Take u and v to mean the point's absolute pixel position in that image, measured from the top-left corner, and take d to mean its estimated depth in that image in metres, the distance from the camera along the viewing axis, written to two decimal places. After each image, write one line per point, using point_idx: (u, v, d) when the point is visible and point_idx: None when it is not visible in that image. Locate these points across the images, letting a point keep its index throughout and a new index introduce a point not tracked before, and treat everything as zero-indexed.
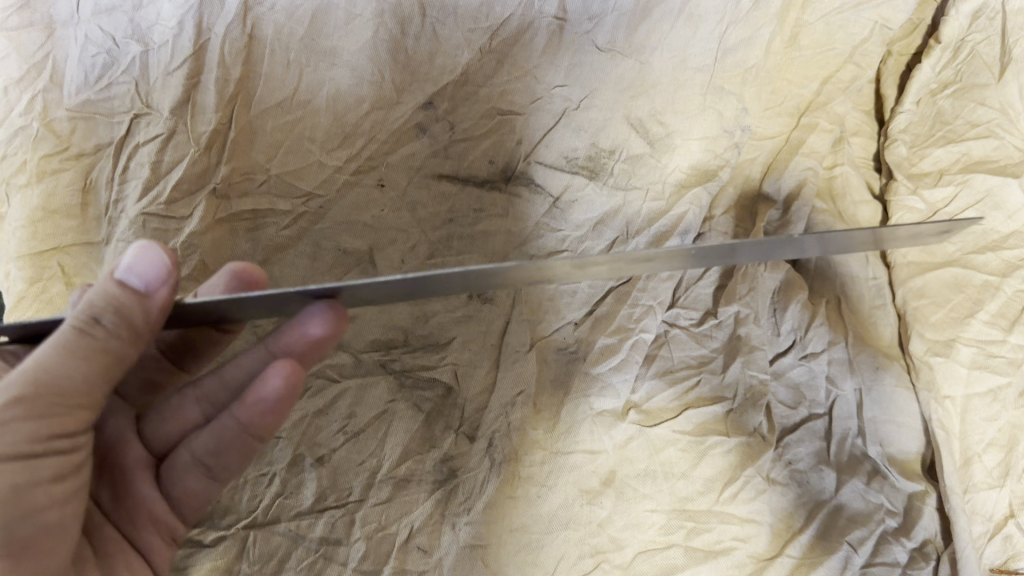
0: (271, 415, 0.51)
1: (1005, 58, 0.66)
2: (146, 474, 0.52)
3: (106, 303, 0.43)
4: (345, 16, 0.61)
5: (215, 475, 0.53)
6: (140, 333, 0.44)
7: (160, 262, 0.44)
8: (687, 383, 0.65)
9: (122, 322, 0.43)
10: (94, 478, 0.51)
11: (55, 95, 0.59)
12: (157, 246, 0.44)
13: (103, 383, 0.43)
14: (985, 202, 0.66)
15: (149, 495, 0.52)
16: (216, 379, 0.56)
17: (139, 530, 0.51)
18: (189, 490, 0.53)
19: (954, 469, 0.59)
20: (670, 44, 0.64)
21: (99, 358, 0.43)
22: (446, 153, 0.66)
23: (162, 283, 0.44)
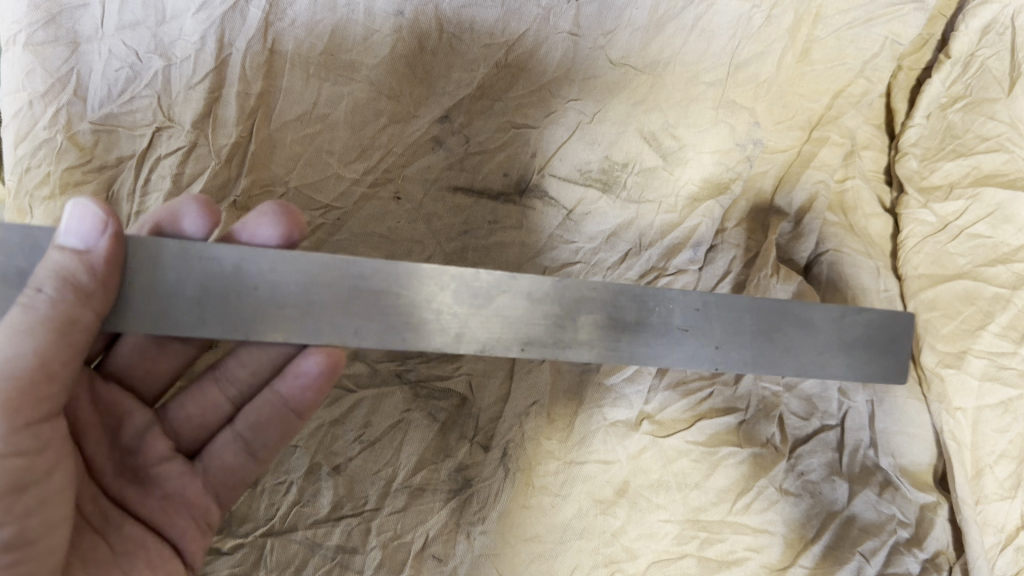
0: (311, 391, 0.53)
1: (1014, 72, 0.68)
2: (174, 463, 0.53)
3: (49, 269, 0.41)
4: (364, 31, 0.62)
5: (253, 452, 0.55)
6: (88, 290, 0.42)
7: (95, 216, 0.41)
8: (700, 394, 0.65)
9: (65, 284, 0.41)
10: (113, 477, 0.51)
11: (79, 108, 0.59)
12: (90, 202, 0.41)
13: (58, 358, 0.41)
14: (994, 216, 0.67)
15: (180, 483, 0.53)
16: (235, 358, 0.55)
17: (172, 516, 0.52)
18: (224, 466, 0.55)
19: (965, 479, 0.61)
20: (684, 58, 0.65)
21: (46, 329, 0.41)
22: (461, 166, 0.66)
23: (101, 236, 0.42)
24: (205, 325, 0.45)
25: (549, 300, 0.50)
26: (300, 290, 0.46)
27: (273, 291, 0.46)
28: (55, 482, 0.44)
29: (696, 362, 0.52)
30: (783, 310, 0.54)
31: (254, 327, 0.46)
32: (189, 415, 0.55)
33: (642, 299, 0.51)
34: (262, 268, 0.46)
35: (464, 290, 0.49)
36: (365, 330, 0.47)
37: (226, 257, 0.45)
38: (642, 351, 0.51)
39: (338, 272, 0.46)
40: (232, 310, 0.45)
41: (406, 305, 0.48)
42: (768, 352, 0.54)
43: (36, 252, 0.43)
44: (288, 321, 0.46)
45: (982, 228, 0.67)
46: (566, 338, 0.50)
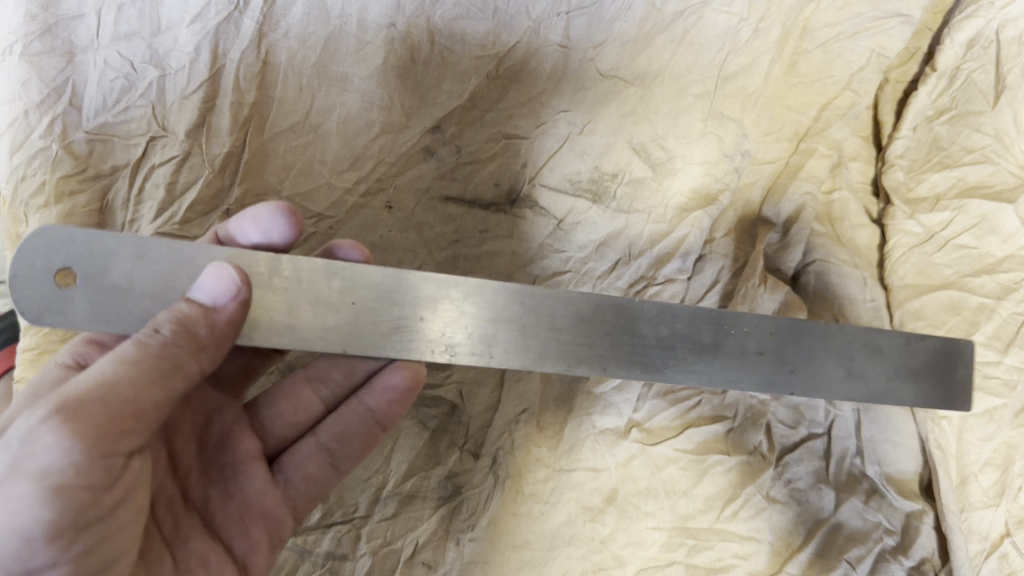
0: (397, 406, 0.54)
1: (999, 85, 0.69)
2: (258, 469, 0.54)
3: (171, 314, 0.41)
4: (356, 43, 0.63)
5: (337, 463, 0.56)
6: (202, 346, 0.42)
7: (231, 282, 0.43)
8: (688, 403, 0.64)
9: (183, 331, 0.41)
10: (198, 480, 0.52)
11: (74, 117, 0.60)
12: (230, 266, 0.43)
13: (151, 399, 0.40)
14: (980, 227, 0.68)
15: (259, 491, 0.54)
16: (327, 358, 0.57)
17: (248, 526, 0.53)
18: (306, 476, 0.56)
19: (950, 487, 0.61)
20: (672, 71, 0.66)
21: (153, 367, 0.40)
22: (452, 175, 0.67)
23: (231, 300, 0.43)
24: (297, 334, 0.46)
25: (631, 321, 0.51)
26: (393, 302, 0.48)
27: (368, 303, 0.48)
28: (118, 519, 0.42)
29: (772, 386, 0.53)
30: (851, 337, 0.55)
31: (351, 339, 0.47)
32: (282, 414, 0.57)
33: (717, 321, 0.53)
34: (358, 280, 0.48)
35: (549, 306, 0.50)
36: (457, 343, 0.49)
37: (317, 266, 0.47)
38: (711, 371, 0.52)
39: (428, 284, 0.49)
40: (326, 319, 0.47)
41: (493, 319, 0.49)
42: (844, 378, 0.54)
43: (141, 264, 0.44)
44: (383, 333, 0.48)
45: (967, 239, 0.68)
46: (644, 360, 0.51)
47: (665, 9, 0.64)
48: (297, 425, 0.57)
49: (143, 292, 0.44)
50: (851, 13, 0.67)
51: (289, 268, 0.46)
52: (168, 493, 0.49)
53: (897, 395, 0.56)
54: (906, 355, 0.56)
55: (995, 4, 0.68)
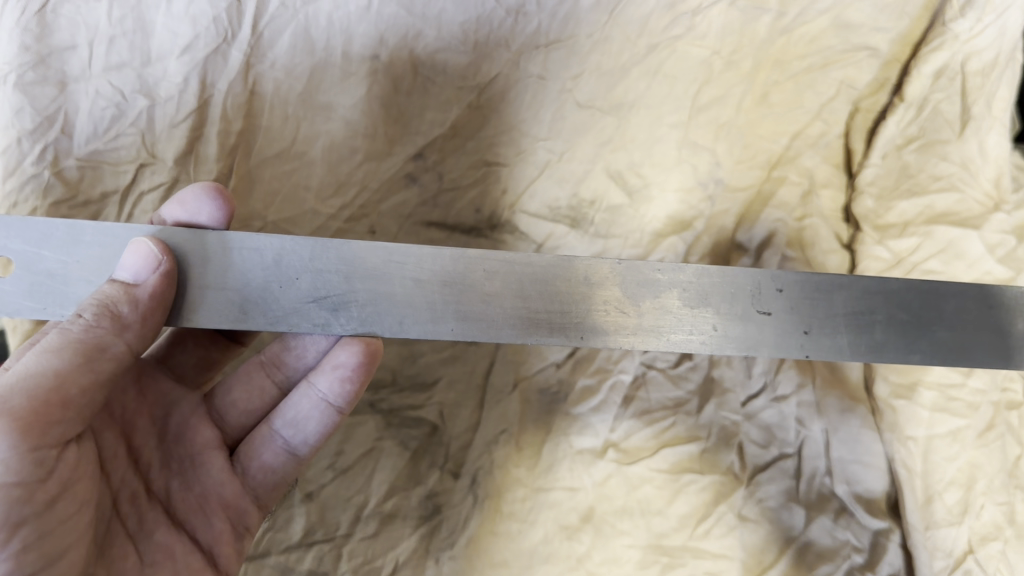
0: (350, 383, 0.56)
1: (965, 115, 0.73)
2: (215, 457, 0.56)
3: (95, 297, 0.45)
4: (341, 74, 0.65)
5: (293, 449, 0.58)
6: (127, 325, 0.45)
7: (150, 254, 0.46)
8: (663, 423, 0.67)
9: (105, 311, 0.45)
10: (160, 472, 0.53)
11: (65, 144, 0.61)
12: (148, 241, 0.47)
13: (78, 383, 0.43)
14: (947, 252, 0.71)
15: (218, 481, 0.55)
16: (281, 343, 0.60)
17: (210, 517, 0.54)
18: (261, 465, 0.57)
19: (915, 505, 0.63)
20: (648, 102, 0.69)
21: (76, 350, 0.43)
22: (434, 202, 0.69)
23: (152, 273, 0.46)
24: (246, 313, 0.48)
25: (606, 283, 0.51)
26: (347, 278, 0.49)
27: (317, 276, 0.49)
28: (58, 512, 0.44)
29: (784, 349, 0.52)
30: (874, 292, 0.53)
31: (302, 316, 0.48)
32: (237, 403, 0.59)
33: (714, 284, 0.52)
34: (306, 256, 0.49)
35: (514, 271, 0.50)
36: (414, 316, 0.49)
37: (264, 244, 0.49)
38: (708, 333, 0.51)
39: (379, 255, 0.49)
40: (276, 298, 0.48)
41: (453, 288, 0.50)
42: (868, 337, 0.53)
43: (74, 249, 0.48)
44: (339, 309, 0.49)
45: (935, 265, 0.71)
46: (625, 324, 0.51)
47: (639, 43, 0.67)
48: (253, 412, 0.60)
49: (78, 274, 0.48)
50: (820, 46, 0.71)
51: (240, 247, 0.48)
52: (130, 488, 0.51)
53: (933, 349, 0.54)
54: (945, 311, 0.54)
55: (961, 37, 0.71)
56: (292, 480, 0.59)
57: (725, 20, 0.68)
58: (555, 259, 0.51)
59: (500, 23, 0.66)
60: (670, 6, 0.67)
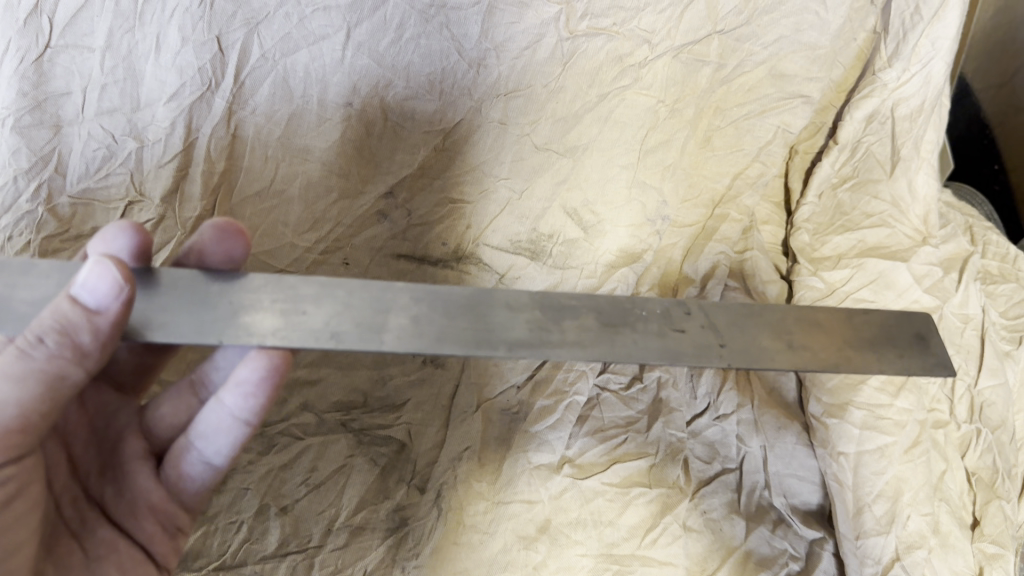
0: (255, 397, 0.56)
1: (895, 157, 0.81)
2: (143, 466, 0.58)
3: (54, 320, 0.43)
4: (317, 118, 0.70)
5: (209, 459, 0.58)
6: (86, 353, 0.45)
7: (114, 281, 0.43)
8: (615, 440, 0.73)
9: (66, 340, 0.43)
10: (95, 479, 0.57)
11: (59, 182, 0.66)
12: (112, 261, 0.43)
13: (39, 408, 0.45)
14: (877, 283, 0.77)
15: (145, 486, 0.57)
16: (208, 362, 0.62)
17: (141, 521, 0.57)
18: (183, 475, 0.58)
19: (847, 516, 0.68)
20: (599, 145, 0.76)
21: (38, 381, 0.44)
22: (404, 236, 0.76)
23: (115, 301, 0.43)
24: (173, 330, 0.48)
25: (528, 305, 0.53)
26: (277, 300, 0.51)
27: (244, 302, 0.50)
28: (12, 510, 0.48)
29: (705, 356, 0.54)
30: (779, 313, 0.57)
31: (228, 330, 0.49)
32: (164, 417, 0.61)
33: (628, 308, 0.55)
34: (233, 285, 0.51)
35: (436, 296, 0.52)
36: (344, 332, 0.50)
37: (191, 277, 0.51)
38: (630, 347, 0.53)
39: (309, 287, 0.52)
40: (205, 316, 0.49)
41: (382, 311, 0.51)
42: (781, 349, 0.56)
43: (21, 275, 0.49)
44: (266, 327, 0.50)
45: (866, 294, 0.77)
46: (550, 340, 0.52)
47: (590, 92, 0.73)
48: (180, 424, 0.61)
49: (21, 297, 0.48)
50: (758, 94, 0.77)
51: (173, 277, 0.50)
52: (71, 493, 0.55)
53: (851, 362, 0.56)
54: (852, 327, 0.58)
55: (889, 86, 0.77)
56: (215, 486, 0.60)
57: (669, 72, 0.73)
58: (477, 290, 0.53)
59: (464, 73, 0.70)
60: (618, 59, 0.72)
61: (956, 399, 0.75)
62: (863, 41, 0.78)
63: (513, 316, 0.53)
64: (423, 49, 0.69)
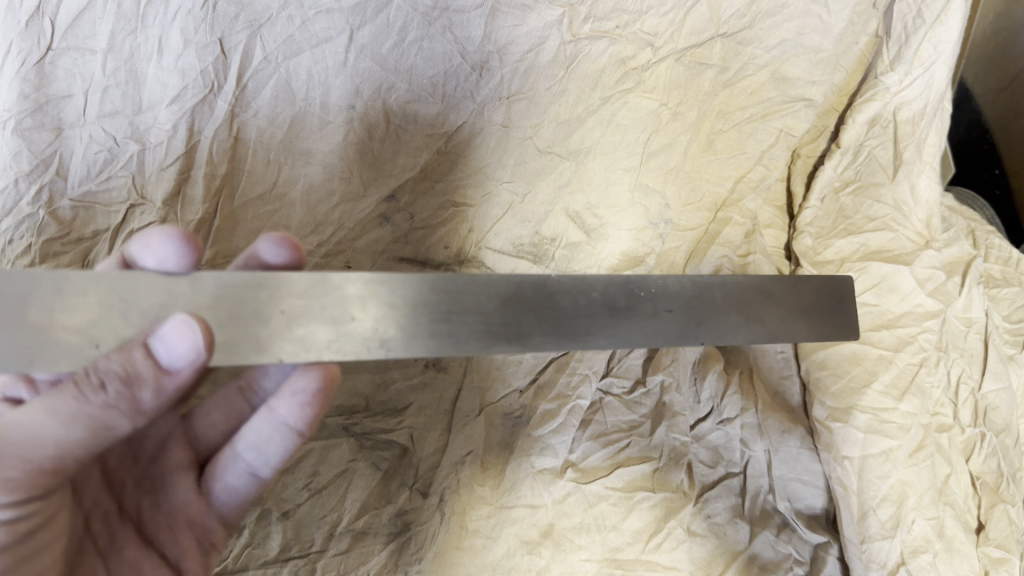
0: (310, 407, 0.56)
1: (897, 161, 0.80)
2: (184, 479, 0.59)
3: (121, 368, 0.41)
4: (319, 122, 0.70)
5: (253, 471, 0.58)
6: (142, 409, 0.43)
7: (195, 344, 0.41)
8: (618, 444, 0.72)
9: (127, 390, 0.42)
10: (132, 492, 0.57)
11: (60, 185, 0.65)
12: (196, 322, 0.42)
13: (80, 451, 0.44)
14: (881, 286, 0.77)
15: (184, 499, 0.58)
16: (257, 370, 0.62)
17: (177, 534, 0.57)
18: (227, 487, 0.59)
19: (851, 521, 0.68)
20: (602, 148, 0.76)
21: (86, 427, 0.42)
22: (406, 239, 0.75)
23: (188, 366, 0.42)
24: (233, 350, 0.44)
25: (549, 294, 0.51)
26: (322, 306, 0.46)
27: (297, 305, 0.46)
28: (37, 540, 0.48)
29: (685, 339, 0.55)
30: (745, 286, 0.58)
31: (285, 346, 0.45)
32: (212, 424, 0.62)
33: (634, 293, 0.54)
34: (283, 289, 0.45)
35: (459, 283, 0.49)
36: (393, 338, 0.47)
37: (243, 283, 0.45)
38: (631, 333, 0.53)
39: (354, 284, 0.47)
40: (258, 331, 0.45)
41: (427, 311, 0.48)
42: (739, 325, 0.57)
43: (57, 299, 0.42)
44: (319, 337, 0.46)
45: (869, 297, 0.77)
46: (568, 333, 0.51)
47: (593, 95, 0.73)
48: (224, 431, 0.62)
49: (64, 324, 0.42)
50: (761, 98, 0.77)
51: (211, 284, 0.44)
52: (103, 507, 0.55)
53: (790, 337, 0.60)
54: (794, 296, 0.61)
55: (891, 90, 0.78)
56: (256, 497, 0.60)
57: (671, 75, 0.74)
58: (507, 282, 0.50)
59: (466, 76, 0.71)
60: (621, 62, 0.72)
61: (960, 403, 0.74)
62: (866, 45, 0.79)
63: (533, 304, 0.50)
64: (425, 51, 0.69)
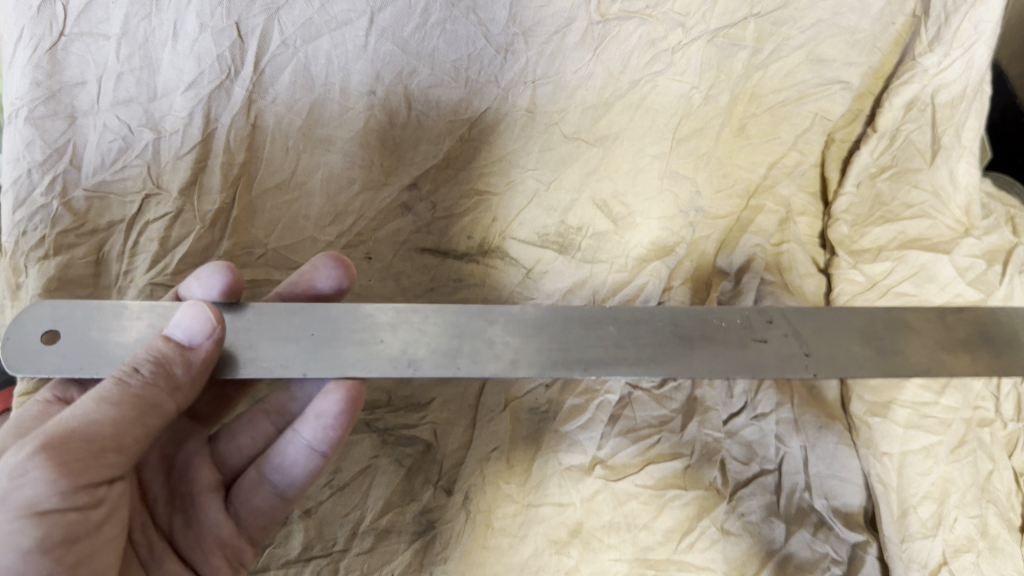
0: (334, 429, 0.57)
1: (936, 145, 0.77)
2: (214, 497, 0.58)
3: (150, 355, 0.47)
4: (340, 109, 0.68)
5: (281, 493, 0.59)
6: (178, 384, 0.47)
7: (207, 321, 0.48)
8: (649, 441, 0.70)
9: (160, 371, 0.47)
10: (165, 508, 0.56)
11: (74, 175, 0.63)
12: (205, 305, 0.48)
13: (131, 434, 0.45)
14: (919, 276, 0.75)
15: (217, 519, 0.58)
16: (285, 394, 0.62)
17: (208, 554, 0.57)
18: (256, 507, 0.59)
19: (890, 519, 0.65)
20: (631, 133, 0.74)
21: (131, 406, 0.45)
22: (428, 229, 0.74)
23: (207, 339, 0.48)
24: (263, 364, 0.51)
25: (600, 324, 0.55)
26: (354, 330, 0.53)
27: (326, 332, 0.53)
28: (102, 535, 0.46)
29: (766, 369, 0.55)
30: (867, 316, 0.59)
31: (312, 363, 0.51)
32: (240, 446, 0.61)
33: (704, 318, 0.57)
34: (315, 318, 0.53)
35: (512, 317, 0.55)
36: (420, 359, 0.52)
37: (279, 309, 0.53)
38: (712, 360, 0.55)
39: (384, 313, 0.54)
40: (288, 349, 0.52)
41: (457, 337, 0.54)
42: (871, 356, 0.57)
43: (117, 322, 0.52)
44: (340, 356, 0.52)
45: (908, 287, 0.74)
46: (585, 355, 0.54)
47: (622, 78, 0.71)
48: (253, 455, 0.61)
49: (117, 340, 0.51)
50: (796, 80, 0.75)
51: (259, 309, 0.53)
52: (142, 520, 0.55)
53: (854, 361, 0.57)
54: (915, 330, 0.59)
55: (929, 71, 0.74)
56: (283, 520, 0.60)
57: (703, 57, 0.71)
58: (544, 309, 0.55)
59: (491, 60, 0.69)
60: (651, 43, 0.70)
61: (1002, 396, 0.71)
62: (903, 26, 0.74)
63: (581, 346, 0.54)
64: (448, 34, 0.68)
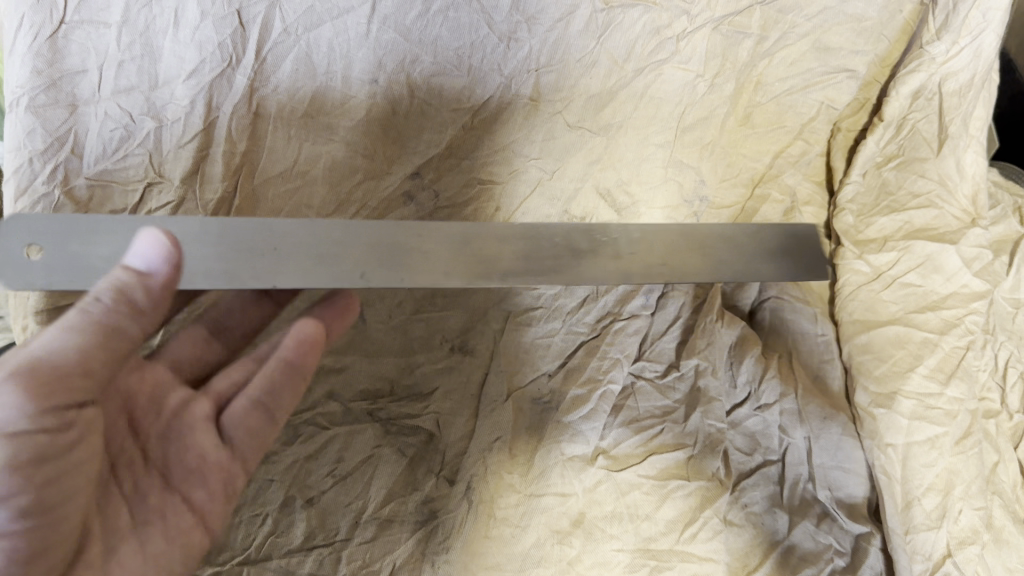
0: (312, 356, 0.58)
1: (943, 135, 0.76)
2: (206, 432, 0.56)
3: (108, 282, 0.46)
4: (342, 97, 0.68)
5: (271, 408, 0.58)
6: (141, 308, 0.46)
7: (163, 245, 0.46)
8: (651, 431, 0.70)
9: (121, 299, 0.46)
10: (152, 447, 0.55)
11: (76, 164, 0.63)
12: (162, 231, 0.46)
13: (98, 357, 0.46)
14: (925, 266, 0.73)
15: (206, 445, 0.56)
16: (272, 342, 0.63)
17: (203, 477, 0.56)
18: (248, 429, 0.58)
19: (895, 510, 0.64)
20: (635, 123, 0.74)
21: (93, 330, 0.45)
22: (431, 218, 0.73)
23: (164, 263, 0.46)
24: (220, 255, 0.52)
25: (517, 239, 0.57)
26: (300, 239, 0.54)
27: (290, 249, 0.53)
28: (75, 456, 0.47)
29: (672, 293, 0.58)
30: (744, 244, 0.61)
31: (262, 273, 0.52)
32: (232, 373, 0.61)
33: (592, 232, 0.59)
34: (285, 248, 0.53)
35: (438, 236, 0.56)
36: (370, 272, 0.54)
37: (241, 229, 0.53)
38: (614, 259, 0.59)
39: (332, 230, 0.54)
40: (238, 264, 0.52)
41: (394, 249, 0.55)
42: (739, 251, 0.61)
43: (97, 237, 0.52)
44: (288, 232, 0.54)
45: (912, 278, 0.73)
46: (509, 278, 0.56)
47: (627, 66, 0.71)
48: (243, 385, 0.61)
49: (99, 257, 0.51)
50: (801, 69, 0.75)
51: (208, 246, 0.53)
52: (122, 454, 0.54)
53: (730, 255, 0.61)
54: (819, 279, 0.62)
55: (937, 60, 0.73)
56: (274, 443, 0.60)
57: (708, 45, 0.71)
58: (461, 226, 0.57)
59: (494, 48, 0.69)
60: (656, 31, 0.70)
61: (1008, 387, 0.71)
62: (911, 13, 0.74)
63: (499, 243, 0.57)
64: (451, 22, 0.67)
